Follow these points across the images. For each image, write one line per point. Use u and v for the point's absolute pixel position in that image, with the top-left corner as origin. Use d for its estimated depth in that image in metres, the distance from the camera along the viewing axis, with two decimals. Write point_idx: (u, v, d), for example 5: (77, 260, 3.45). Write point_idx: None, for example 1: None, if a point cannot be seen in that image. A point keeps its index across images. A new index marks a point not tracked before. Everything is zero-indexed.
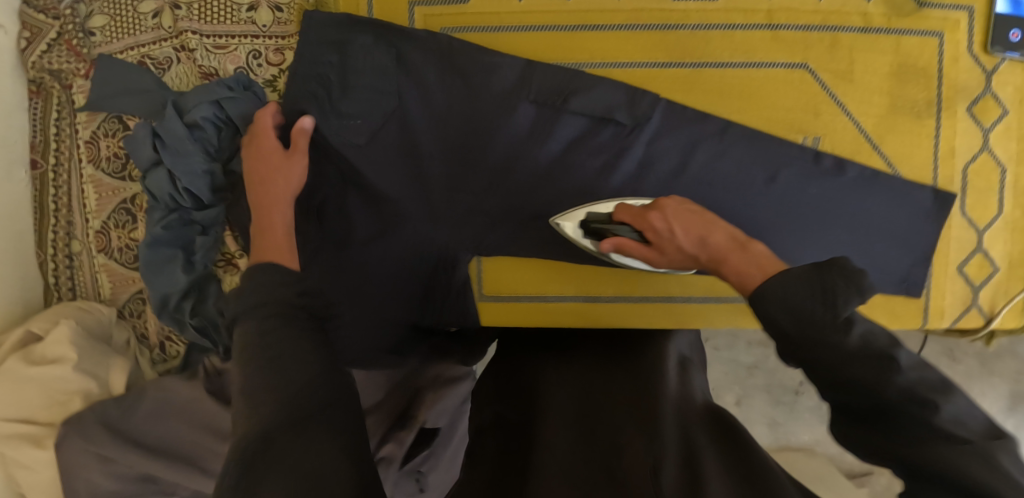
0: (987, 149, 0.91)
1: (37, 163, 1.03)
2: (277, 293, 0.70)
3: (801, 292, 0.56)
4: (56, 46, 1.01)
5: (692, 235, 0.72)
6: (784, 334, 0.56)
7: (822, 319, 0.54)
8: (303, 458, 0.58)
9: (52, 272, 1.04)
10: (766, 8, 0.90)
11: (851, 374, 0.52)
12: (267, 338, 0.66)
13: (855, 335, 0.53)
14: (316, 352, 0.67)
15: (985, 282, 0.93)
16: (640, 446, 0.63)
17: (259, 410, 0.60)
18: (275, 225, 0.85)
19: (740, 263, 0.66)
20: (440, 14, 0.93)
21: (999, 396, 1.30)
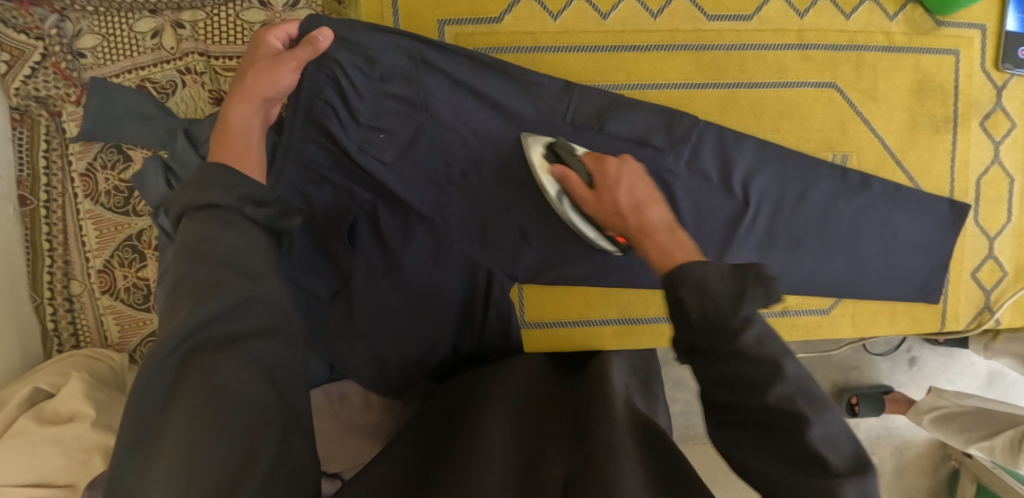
0: (998, 161, 0.95)
1: (26, 200, 0.94)
2: (218, 193, 0.64)
3: (721, 283, 0.56)
4: (41, 70, 0.92)
5: (631, 198, 0.72)
6: (689, 321, 0.56)
7: (726, 312, 0.54)
8: (221, 379, 0.56)
9: (50, 316, 0.96)
10: (795, 28, 0.92)
11: (739, 366, 0.54)
12: (208, 238, 0.62)
13: (750, 336, 0.54)
14: (256, 262, 0.63)
15: (996, 286, 0.98)
16: (561, 459, 0.62)
17: (181, 313, 0.57)
18: (234, 124, 0.73)
19: (662, 243, 0.66)
20: (471, 33, 0.90)
21: (974, 376, 1.22)
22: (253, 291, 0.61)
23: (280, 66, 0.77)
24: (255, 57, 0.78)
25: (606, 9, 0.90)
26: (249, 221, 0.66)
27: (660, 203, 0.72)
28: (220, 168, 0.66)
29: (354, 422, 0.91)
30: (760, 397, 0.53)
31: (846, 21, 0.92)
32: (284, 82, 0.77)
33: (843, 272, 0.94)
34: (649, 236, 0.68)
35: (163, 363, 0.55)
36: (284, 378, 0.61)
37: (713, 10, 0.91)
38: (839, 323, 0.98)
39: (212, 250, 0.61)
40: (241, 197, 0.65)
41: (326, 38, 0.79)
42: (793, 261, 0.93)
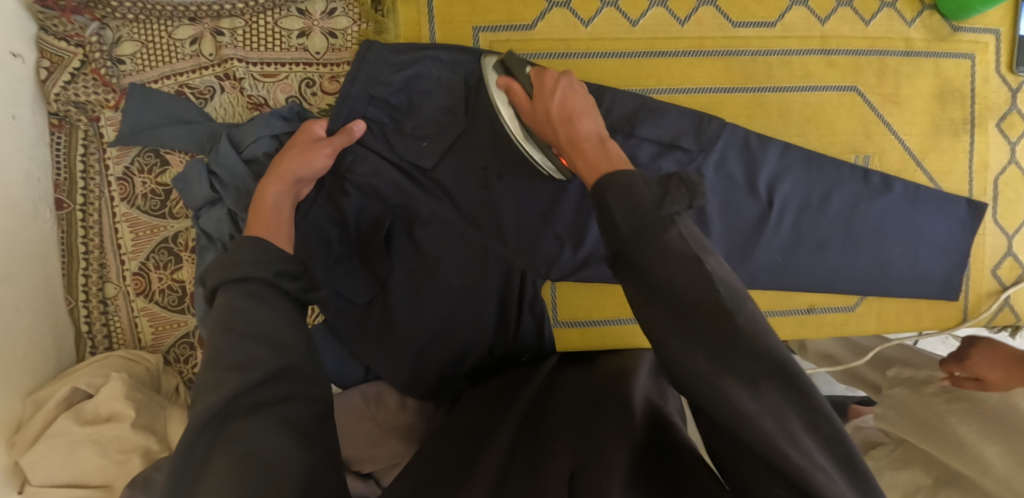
0: (1015, 162, 0.98)
1: (62, 203, 0.96)
2: (252, 268, 0.68)
3: (643, 189, 0.56)
4: (81, 76, 0.94)
5: (566, 109, 0.73)
6: (614, 227, 0.55)
7: (649, 210, 0.54)
8: (253, 442, 0.57)
9: (84, 318, 0.97)
10: (819, 34, 0.94)
11: (665, 259, 0.52)
12: (241, 314, 0.64)
13: (673, 233, 0.53)
14: (288, 335, 0.65)
15: (1016, 284, 1.00)
16: (567, 453, 0.65)
17: (218, 386, 0.59)
18: (269, 200, 0.79)
19: (593, 156, 0.66)
20: (506, 40, 0.92)
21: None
22: (285, 361, 0.63)
23: (316, 152, 0.83)
24: (291, 142, 0.85)
25: (636, 16, 0.93)
26: (280, 294, 0.68)
27: (595, 117, 0.73)
28: (250, 246, 0.70)
29: (390, 423, 0.90)
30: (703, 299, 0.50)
31: (867, 27, 0.95)
32: (316, 165, 0.83)
33: (868, 272, 0.96)
34: (576, 148, 0.69)
35: (197, 436, 0.56)
36: (313, 435, 0.62)
37: (738, 18, 0.94)
38: (865, 320, 0.99)
39: (246, 324, 0.63)
40: (275, 273, 0.69)
41: (360, 127, 0.86)
42: (817, 262, 0.95)
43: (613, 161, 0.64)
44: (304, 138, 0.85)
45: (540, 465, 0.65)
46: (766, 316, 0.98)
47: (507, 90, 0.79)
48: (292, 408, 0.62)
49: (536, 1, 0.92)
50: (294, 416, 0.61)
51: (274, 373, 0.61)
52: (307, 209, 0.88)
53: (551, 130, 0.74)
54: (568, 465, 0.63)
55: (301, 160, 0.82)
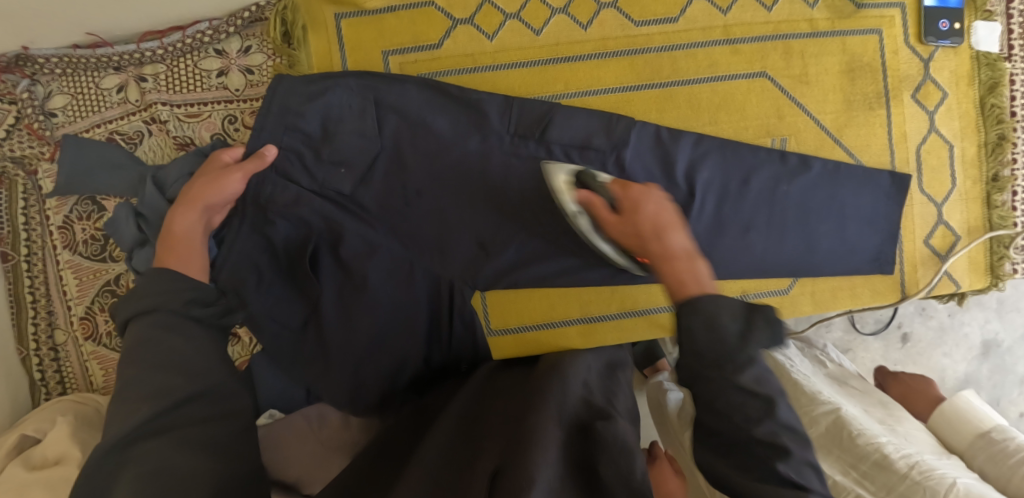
0: (934, 130, 0.99)
1: (7, 255, 0.99)
2: (163, 299, 0.67)
3: (728, 320, 0.57)
4: (16, 132, 0.97)
5: (656, 224, 0.67)
6: (697, 351, 0.57)
7: (728, 346, 0.56)
8: (158, 464, 0.57)
9: (36, 366, 1.00)
10: (721, 24, 0.96)
11: (726, 404, 0.56)
12: (150, 345, 0.64)
13: (749, 375, 0.56)
14: (200, 360, 0.65)
15: (951, 251, 1.01)
16: (494, 453, 0.65)
17: (126, 415, 0.59)
18: (178, 230, 0.83)
19: (687, 276, 0.63)
20: (414, 61, 0.95)
21: (970, 347, 1.28)
22: (197, 387, 0.63)
23: (227, 179, 0.86)
24: (204, 170, 0.88)
25: (538, 25, 0.95)
26: (193, 322, 0.68)
27: (685, 234, 0.67)
28: (163, 275, 0.69)
29: (332, 441, 0.92)
30: (740, 433, 0.56)
31: (769, 13, 0.96)
32: (227, 191, 0.86)
33: (797, 252, 0.96)
34: (688, 261, 0.64)
35: (102, 460, 0.56)
36: (232, 453, 0.62)
37: (640, 16, 0.96)
38: (800, 301, 1.00)
39: (154, 354, 0.63)
40: (188, 301, 0.68)
41: (272, 152, 0.88)
42: (745, 247, 0.95)
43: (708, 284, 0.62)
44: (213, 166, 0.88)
45: (468, 467, 0.65)
46: None
47: (588, 207, 0.73)
48: (205, 433, 0.61)
49: (439, 20, 0.94)
50: (206, 436, 0.61)
51: (187, 397, 0.61)
52: (233, 239, 0.89)
53: (641, 245, 0.68)
54: (492, 463, 0.63)
55: (211, 190, 0.85)
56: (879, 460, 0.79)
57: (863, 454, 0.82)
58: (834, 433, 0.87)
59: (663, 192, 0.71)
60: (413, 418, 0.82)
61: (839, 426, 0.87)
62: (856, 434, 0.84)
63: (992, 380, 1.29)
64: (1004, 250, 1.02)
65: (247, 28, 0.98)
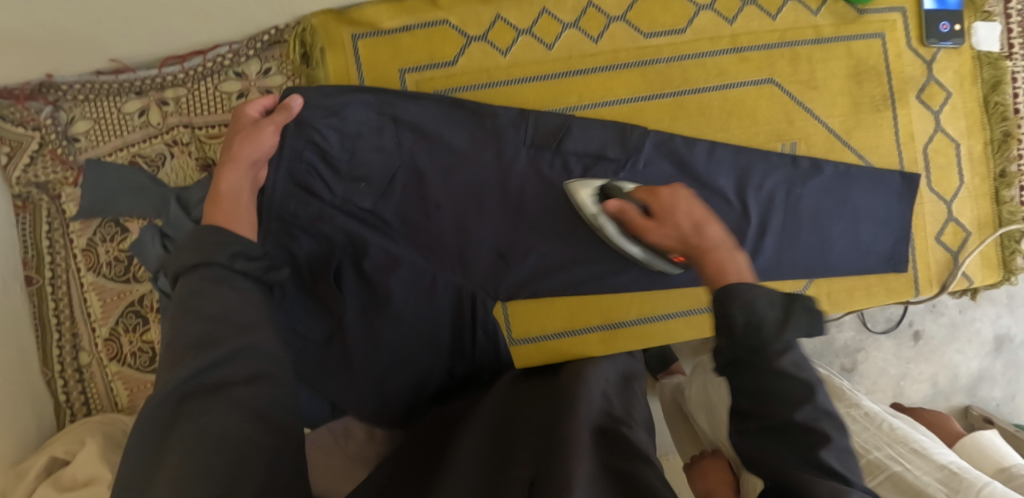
0: (941, 129, 1.01)
1: (32, 278, 1.00)
2: (213, 252, 0.67)
3: (765, 303, 0.57)
4: (40, 157, 0.98)
5: (693, 216, 0.72)
6: (733, 336, 0.57)
7: (767, 334, 0.56)
8: (209, 422, 0.57)
9: (61, 388, 1.01)
10: (729, 33, 0.98)
11: (769, 390, 0.56)
12: (202, 295, 0.64)
13: (786, 359, 0.56)
14: (247, 313, 0.65)
15: (962, 247, 1.03)
16: (526, 462, 0.65)
17: (178, 366, 0.59)
18: (224, 189, 0.79)
19: (722, 261, 0.66)
20: (430, 77, 0.97)
21: (982, 343, 1.30)
22: (246, 341, 0.63)
23: (261, 132, 0.83)
24: (236, 128, 0.85)
25: (550, 39, 0.98)
26: (240, 277, 0.68)
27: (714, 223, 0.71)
28: (211, 230, 0.69)
29: (358, 454, 0.91)
30: (773, 414, 0.56)
31: (774, 21, 0.98)
32: (264, 144, 0.83)
33: (811, 254, 0.98)
34: (712, 255, 0.67)
35: (159, 407, 0.56)
36: (276, 422, 0.61)
37: (649, 28, 0.98)
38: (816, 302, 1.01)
39: (205, 306, 0.63)
40: (234, 254, 0.68)
41: (298, 102, 0.87)
42: (761, 251, 0.96)
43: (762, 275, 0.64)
44: (248, 119, 0.86)
45: (502, 474, 0.64)
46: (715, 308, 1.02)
47: (623, 213, 0.80)
48: (258, 381, 0.62)
49: (454, 38, 0.97)
50: (259, 386, 0.61)
51: (235, 352, 0.61)
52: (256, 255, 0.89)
53: (681, 234, 0.72)
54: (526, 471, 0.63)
55: (250, 144, 0.82)
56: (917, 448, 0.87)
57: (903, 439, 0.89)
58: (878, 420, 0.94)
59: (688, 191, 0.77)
60: (444, 418, 0.83)
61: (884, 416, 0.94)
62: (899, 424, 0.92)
63: (1006, 375, 1.31)
64: (1015, 244, 1.03)
65: (266, 50, 0.99)
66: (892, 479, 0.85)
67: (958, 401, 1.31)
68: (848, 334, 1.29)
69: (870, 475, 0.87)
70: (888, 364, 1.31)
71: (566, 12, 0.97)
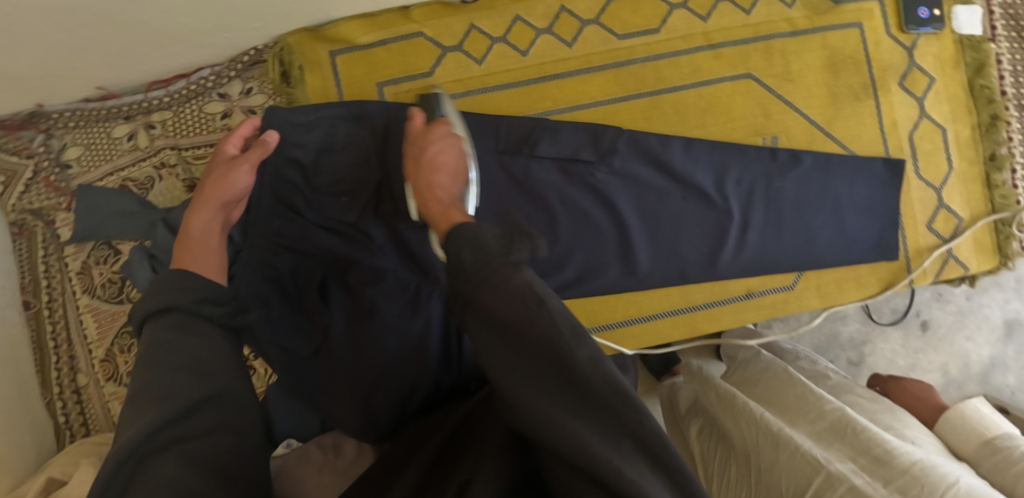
0: (925, 115, 1.00)
1: (29, 303, 1.03)
2: (177, 297, 0.67)
3: (491, 236, 0.57)
4: (34, 185, 1.01)
5: (434, 156, 0.76)
6: (461, 267, 0.56)
7: (493, 256, 0.55)
8: (168, 476, 0.56)
9: (61, 410, 1.03)
10: (702, 31, 0.98)
11: (522, 336, 0.53)
12: (164, 347, 0.64)
13: (519, 280, 0.54)
14: (214, 362, 0.64)
15: (954, 234, 1.01)
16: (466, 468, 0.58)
17: (135, 421, 0.58)
18: (195, 232, 0.82)
19: (447, 204, 0.69)
20: (408, 90, 0.98)
21: (991, 329, 1.28)
22: (208, 389, 0.62)
23: (234, 171, 0.85)
24: (211, 167, 0.88)
25: (524, 46, 0.98)
26: (205, 322, 0.67)
27: (455, 179, 0.75)
28: (180, 275, 0.70)
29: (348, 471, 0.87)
30: (546, 371, 0.52)
31: (748, 16, 0.98)
32: (236, 185, 0.85)
33: (795, 246, 0.97)
34: (429, 193, 0.71)
35: (117, 468, 0.55)
36: (234, 472, 0.60)
37: (622, 30, 0.98)
38: (806, 296, 0.99)
39: (168, 357, 0.63)
40: (197, 299, 0.68)
41: (273, 137, 0.88)
42: (744, 246, 0.96)
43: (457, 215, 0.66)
44: (224, 155, 0.88)
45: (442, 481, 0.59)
46: (706, 307, 0.99)
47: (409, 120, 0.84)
48: (228, 428, 0.62)
49: (428, 49, 0.98)
50: (223, 432, 0.61)
51: (198, 401, 0.61)
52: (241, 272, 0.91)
53: (413, 167, 0.76)
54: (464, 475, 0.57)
55: (222, 185, 0.84)
56: (881, 456, 0.77)
57: (865, 448, 0.79)
58: (839, 428, 0.84)
59: (461, 141, 0.79)
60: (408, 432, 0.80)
61: (844, 423, 0.84)
62: (862, 429, 0.81)
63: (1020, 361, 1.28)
64: (1008, 228, 1.01)
65: (247, 71, 1.01)
66: (853, 492, 0.73)
67: (971, 390, 1.28)
68: (853, 326, 1.27)
69: (830, 489, 0.74)
70: (896, 355, 1.28)
71: (538, 19, 0.98)
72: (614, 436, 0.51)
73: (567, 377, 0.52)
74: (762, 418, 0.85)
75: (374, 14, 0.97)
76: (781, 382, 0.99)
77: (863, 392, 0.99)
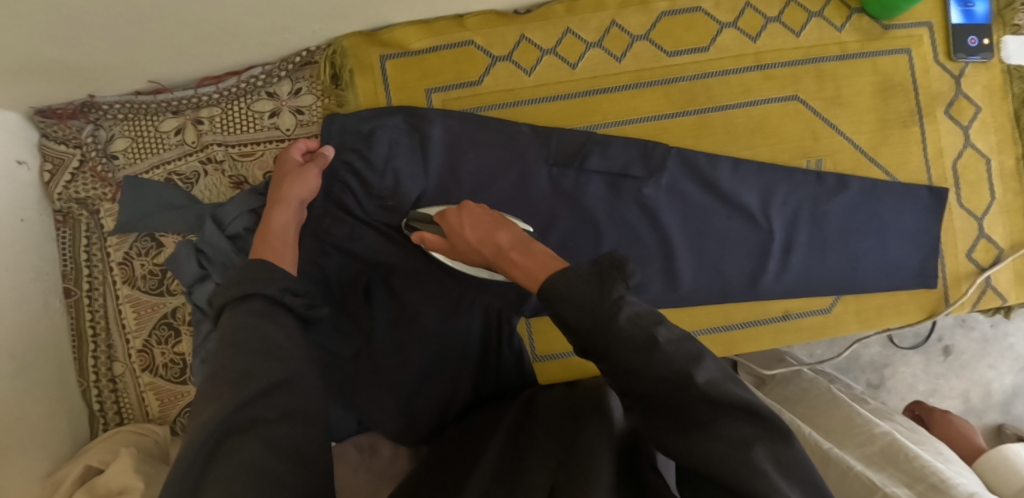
0: (970, 145, 1.00)
1: (70, 291, 1.03)
2: (259, 284, 0.70)
3: (584, 286, 0.59)
4: (80, 175, 1.02)
5: (478, 233, 0.73)
6: (570, 326, 0.59)
7: (595, 302, 0.58)
8: (250, 457, 0.59)
9: (96, 398, 1.03)
10: (752, 51, 0.99)
11: (625, 351, 0.57)
12: (246, 330, 0.66)
13: (622, 317, 0.57)
14: (290, 349, 0.67)
15: (993, 264, 1.01)
16: (548, 469, 0.65)
17: (214, 400, 0.60)
18: (275, 226, 0.85)
19: (525, 262, 0.67)
20: (457, 97, 0.99)
21: (1015, 358, 1.27)
22: (284, 374, 0.64)
23: (306, 174, 0.90)
24: (280, 172, 0.91)
25: (574, 59, 0.99)
26: (283, 311, 0.71)
27: (511, 226, 0.73)
28: (261, 265, 0.73)
29: (386, 472, 0.89)
30: (658, 383, 0.56)
31: (798, 38, 0.99)
32: (308, 186, 0.90)
33: (836, 269, 0.97)
34: (509, 262, 0.69)
35: (202, 445, 0.57)
36: (308, 458, 0.62)
37: (672, 47, 0.99)
38: (844, 320, 1.00)
39: (248, 340, 0.65)
40: (281, 289, 0.71)
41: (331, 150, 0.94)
42: (786, 268, 0.97)
43: (546, 267, 0.65)
44: (291, 162, 0.92)
45: (517, 477, 0.65)
46: (743, 326, 0.99)
47: (424, 243, 0.82)
48: (302, 415, 0.64)
49: (479, 59, 0.98)
50: (298, 415, 0.64)
51: (270, 386, 0.62)
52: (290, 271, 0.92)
53: (479, 257, 0.74)
54: (546, 478, 0.63)
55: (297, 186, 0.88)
56: (937, 484, 0.80)
57: (920, 476, 0.82)
58: (889, 453, 0.86)
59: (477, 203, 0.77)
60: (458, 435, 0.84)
61: (894, 450, 0.85)
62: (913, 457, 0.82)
63: None
64: None
65: (297, 71, 1.02)
66: None
67: (991, 419, 1.27)
68: (875, 349, 1.27)
69: None
70: (917, 380, 1.28)
71: (590, 33, 0.99)
72: (747, 442, 0.54)
73: (682, 391, 0.55)
74: (811, 436, 0.88)
75: (428, 21, 0.98)
76: (825, 404, 0.99)
77: (905, 421, 0.99)
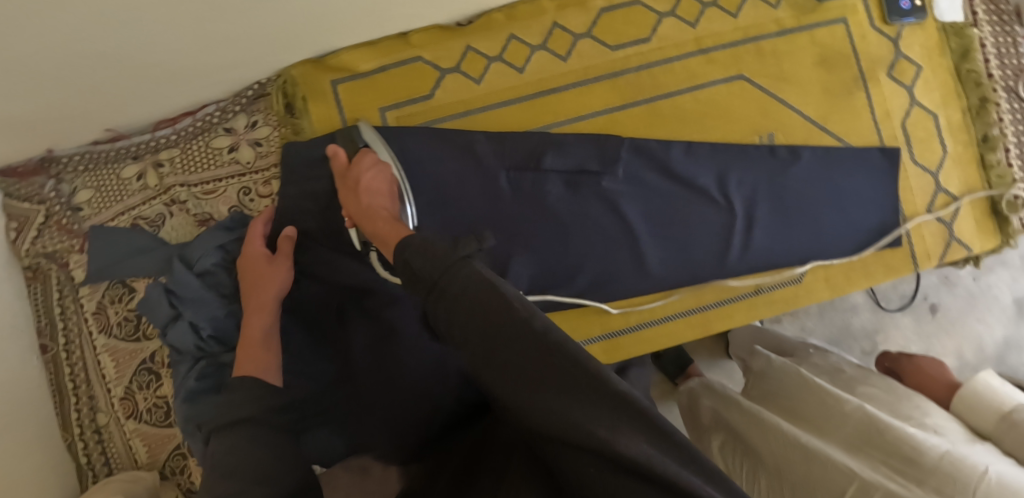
0: (916, 103, 1.02)
1: (45, 347, 1.03)
2: (245, 410, 0.83)
3: (433, 245, 0.58)
4: (46, 229, 1.03)
5: (371, 186, 0.84)
6: (416, 275, 0.58)
7: (441, 259, 0.57)
8: None
9: (82, 451, 1.03)
10: (693, 36, 1.01)
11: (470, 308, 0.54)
12: (239, 459, 0.77)
13: (470, 270, 0.56)
14: (277, 468, 0.76)
15: (954, 216, 1.02)
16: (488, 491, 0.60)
17: None
18: (255, 335, 0.88)
19: (388, 224, 0.76)
20: (411, 113, 1.01)
21: (1002, 309, 1.29)
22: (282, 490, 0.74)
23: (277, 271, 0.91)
24: (252, 268, 0.91)
25: (521, 63, 1.01)
26: (269, 429, 0.83)
27: (395, 199, 0.84)
28: (244, 386, 0.85)
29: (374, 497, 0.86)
30: (510, 344, 0.52)
31: (736, 19, 1.01)
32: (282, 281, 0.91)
33: (802, 240, 0.99)
34: (372, 220, 0.79)
35: None
36: None
37: (615, 41, 1.01)
38: (815, 288, 1.01)
39: (238, 472, 0.75)
40: (267, 407, 0.84)
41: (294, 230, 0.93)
42: (751, 244, 0.98)
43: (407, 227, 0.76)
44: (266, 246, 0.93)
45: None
46: (715, 305, 1.01)
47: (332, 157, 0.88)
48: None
49: (428, 73, 1.00)
50: None
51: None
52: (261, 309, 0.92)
53: (352, 198, 0.83)
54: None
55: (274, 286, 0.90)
56: (910, 454, 0.78)
57: (894, 449, 0.80)
58: (864, 431, 0.84)
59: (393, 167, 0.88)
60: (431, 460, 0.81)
61: (868, 424, 0.85)
62: (887, 428, 0.82)
63: None
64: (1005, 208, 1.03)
65: (250, 105, 1.03)
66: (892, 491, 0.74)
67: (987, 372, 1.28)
68: (864, 316, 1.28)
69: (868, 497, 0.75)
70: (908, 341, 1.29)
71: (533, 36, 1.01)
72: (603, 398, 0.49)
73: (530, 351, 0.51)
74: (788, 434, 0.86)
75: (373, 41, 0.99)
76: (799, 388, 0.98)
77: (880, 382, 0.98)
